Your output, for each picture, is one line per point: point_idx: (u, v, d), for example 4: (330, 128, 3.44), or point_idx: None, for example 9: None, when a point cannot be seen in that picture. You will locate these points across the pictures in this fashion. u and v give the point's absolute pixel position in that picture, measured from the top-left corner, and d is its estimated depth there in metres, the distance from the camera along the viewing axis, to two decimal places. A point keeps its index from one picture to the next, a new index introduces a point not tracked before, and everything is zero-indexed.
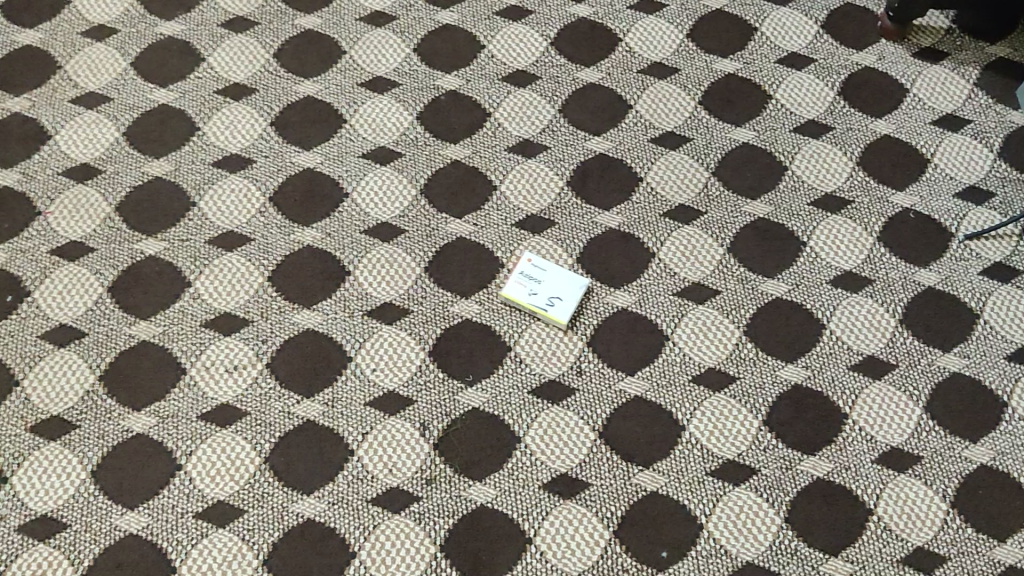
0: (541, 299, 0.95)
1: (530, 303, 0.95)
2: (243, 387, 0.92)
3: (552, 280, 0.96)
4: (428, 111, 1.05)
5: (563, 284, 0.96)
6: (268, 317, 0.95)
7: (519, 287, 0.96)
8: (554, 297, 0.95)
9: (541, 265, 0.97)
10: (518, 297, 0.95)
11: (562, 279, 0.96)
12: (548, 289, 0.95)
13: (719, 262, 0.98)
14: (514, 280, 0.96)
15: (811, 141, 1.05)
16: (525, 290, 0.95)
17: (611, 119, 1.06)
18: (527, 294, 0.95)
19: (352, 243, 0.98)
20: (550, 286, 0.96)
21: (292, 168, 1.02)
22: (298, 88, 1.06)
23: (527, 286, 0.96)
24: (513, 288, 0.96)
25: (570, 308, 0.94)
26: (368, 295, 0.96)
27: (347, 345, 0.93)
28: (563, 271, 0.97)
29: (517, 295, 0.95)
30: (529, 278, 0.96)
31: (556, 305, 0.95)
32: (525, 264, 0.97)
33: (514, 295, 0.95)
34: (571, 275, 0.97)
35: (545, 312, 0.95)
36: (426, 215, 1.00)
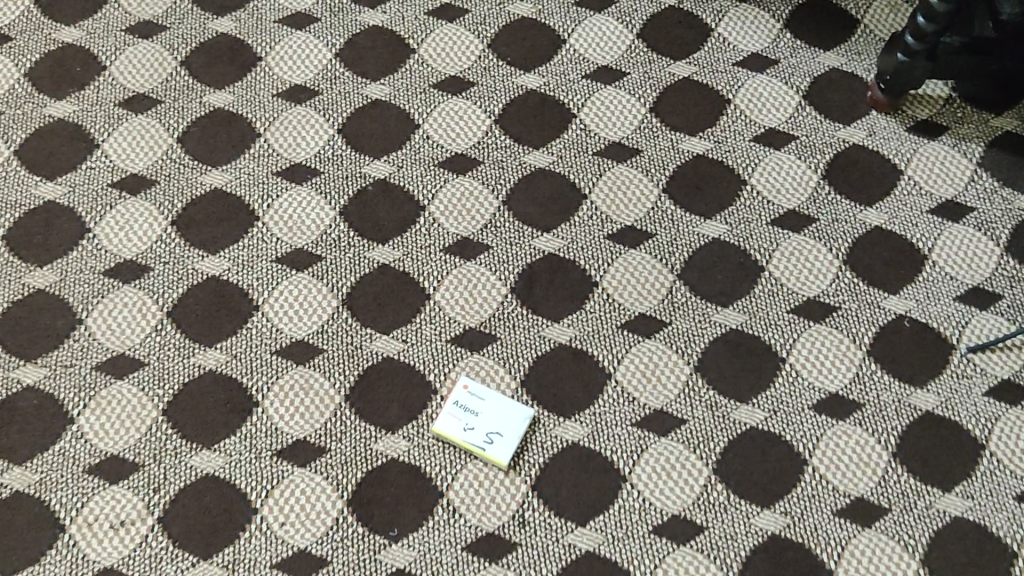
0: (478, 436, 0.82)
1: (465, 441, 0.82)
2: (128, 548, 0.78)
3: (492, 412, 0.83)
4: (354, 205, 0.92)
5: (505, 416, 0.83)
6: (162, 460, 0.82)
7: (453, 421, 0.82)
8: (492, 433, 0.82)
9: (479, 393, 0.84)
10: (451, 434, 0.82)
11: (504, 410, 0.83)
12: (487, 423, 0.82)
13: (686, 384, 0.85)
14: (448, 412, 0.83)
15: (791, 235, 0.92)
16: (460, 424, 0.82)
17: (563, 211, 0.92)
18: (462, 429, 0.82)
19: (261, 366, 0.85)
20: (489, 419, 0.82)
21: (195, 276, 0.89)
22: (205, 178, 0.94)
23: (462, 420, 0.82)
24: (446, 422, 0.82)
25: (512, 448, 0.81)
26: (277, 430, 0.83)
27: (252, 494, 0.80)
28: (505, 399, 0.83)
29: (450, 431, 0.82)
30: (465, 410, 0.83)
31: (495, 443, 0.81)
32: (461, 392, 0.84)
33: (447, 431, 0.82)
34: (515, 405, 0.83)
35: (482, 452, 0.81)
36: (349, 330, 0.87)
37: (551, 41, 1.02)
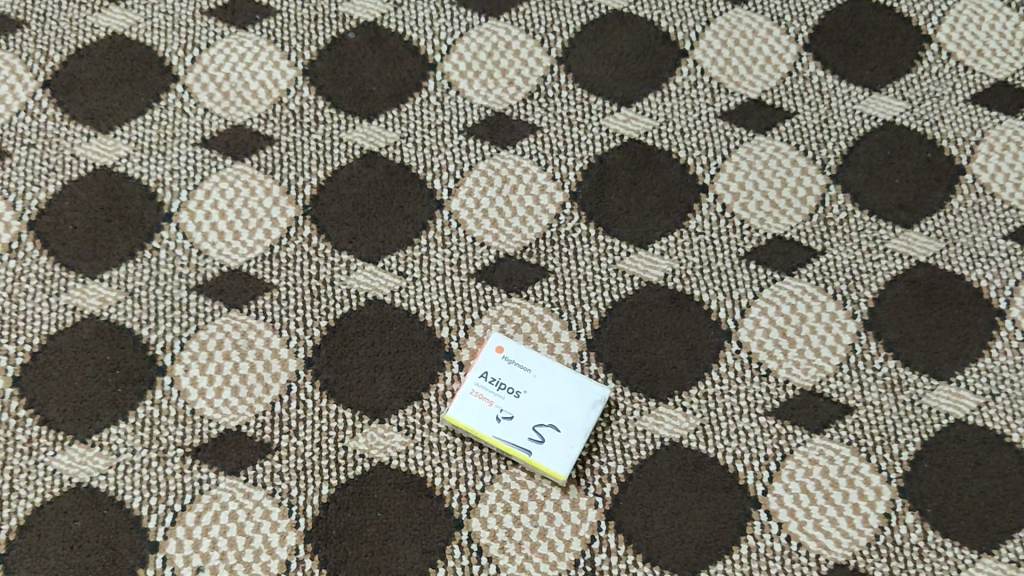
0: (519, 434, 0.50)
1: (497, 439, 0.50)
2: None
3: (543, 393, 0.51)
4: (327, 60, 0.60)
5: (564, 403, 0.51)
6: (6, 461, 0.50)
7: (479, 406, 0.51)
8: (544, 428, 0.50)
9: (523, 361, 0.52)
10: (475, 427, 0.50)
11: (563, 392, 0.51)
12: (535, 414, 0.50)
13: (850, 351, 0.53)
14: (470, 390, 0.51)
15: (1003, 119, 0.59)
16: (491, 413, 0.50)
17: (650, 75, 0.60)
18: (493, 420, 0.50)
19: (172, 310, 0.53)
20: (538, 406, 0.51)
21: (75, 167, 0.57)
22: (99, 19, 0.61)
23: (498, 405, 0.51)
24: (467, 407, 0.51)
25: (575, 456, 0.49)
26: (195, 416, 0.51)
27: (150, 519, 0.49)
28: (566, 374, 0.51)
29: (474, 422, 0.50)
30: (500, 390, 0.51)
31: (547, 446, 0.50)
32: (494, 359, 0.52)
33: (469, 421, 0.50)
34: (581, 382, 0.51)
35: (526, 459, 0.50)
36: (313, 256, 0.55)
37: None
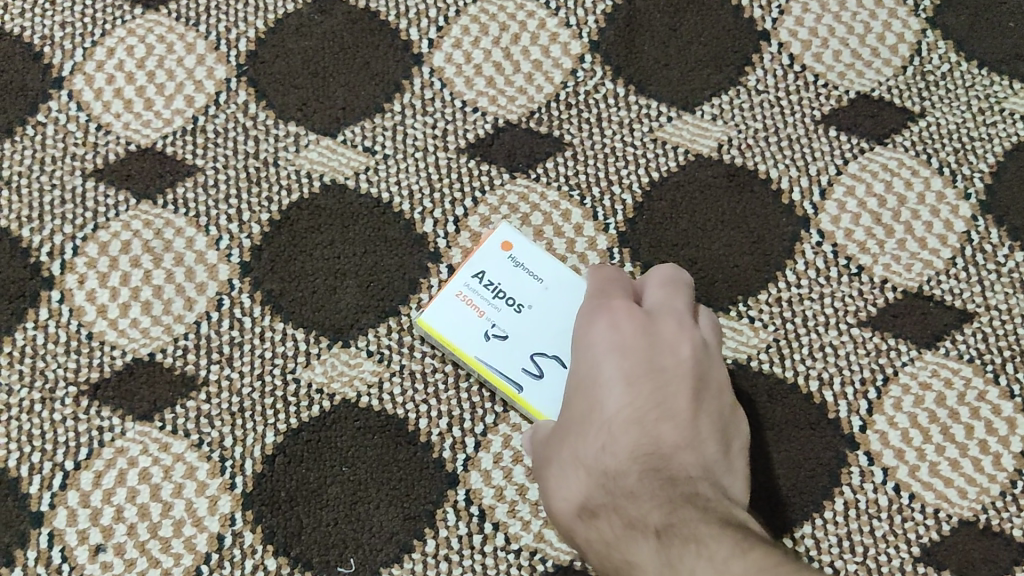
0: (512, 360, 0.35)
1: (482, 364, 0.35)
2: None
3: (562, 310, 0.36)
4: None
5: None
6: None
7: (467, 314, 0.36)
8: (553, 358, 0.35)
9: (532, 266, 0.37)
10: (455, 341, 0.36)
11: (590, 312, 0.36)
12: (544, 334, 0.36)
13: (966, 240, 0.40)
14: (462, 290, 0.36)
15: None
16: (482, 325, 0.36)
17: None
18: (480, 335, 0.36)
19: (60, 204, 0.40)
20: (550, 327, 0.36)
21: None
22: None
23: (489, 318, 0.36)
24: (449, 313, 0.36)
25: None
26: (91, 342, 0.38)
27: (31, 482, 0.36)
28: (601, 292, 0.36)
29: (454, 336, 0.36)
30: (502, 294, 0.36)
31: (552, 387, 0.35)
32: (503, 254, 0.37)
33: (447, 333, 0.36)
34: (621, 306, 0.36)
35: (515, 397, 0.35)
36: (249, 128, 0.41)
37: None
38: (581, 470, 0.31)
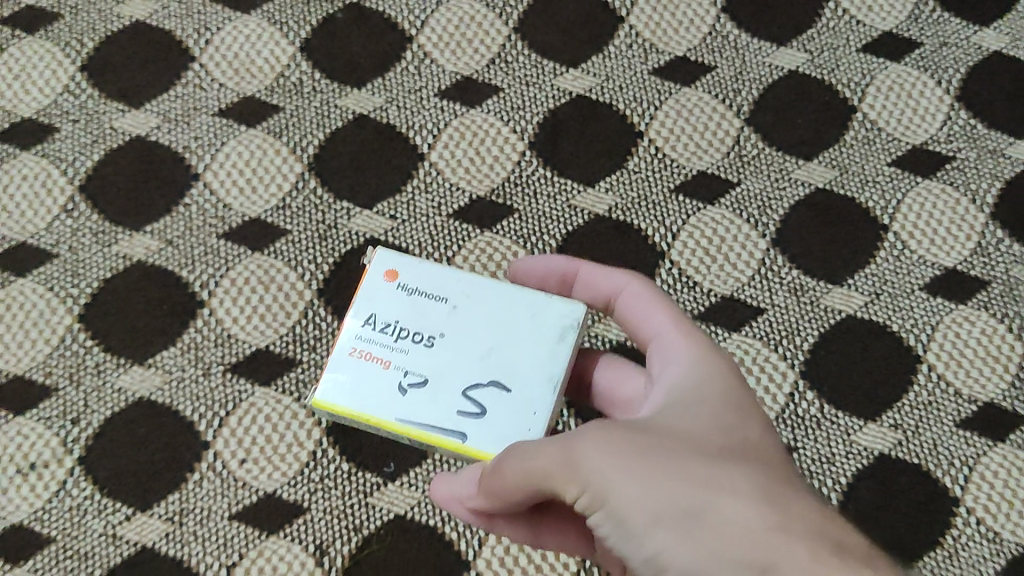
0: (432, 400, 0.49)
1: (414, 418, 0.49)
2: (42, 499, 0.60)
3: (427, 315, 0.51)
4: (320, 38, 0.71)
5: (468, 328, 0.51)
6: (82, 381, 0.62)
7: (361, 368, 0.50)
8: (476, 397, 0.49)
9: (421, 319, 0.51)
10: (350, 404, 0.50)
11: (468, 316, 0.51)
12: (445, 377, 0.49)
13: (762, 263, 0.66)
14: (345, 351, 0.51)
15: (888, 64, 0.72)
16: (398, 385, 0.50)
17: (592, 40, 0.72)
18: (403, 395, 0.50)
19: (205, 254, 0.65)
20: (442, 360, 0.50)
21: (114, 138, 0.68)
22: (123, 9, 0.72)
23: (400, 375, 0.50)
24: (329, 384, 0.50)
25: (526, 415, 0.48)
26: (230, 338, 0.63)
27: (201, 423, 0.61)
28: (457, 275, 0.52)
29: (349, 399, 0.50)
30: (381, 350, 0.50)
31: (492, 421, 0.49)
32: (380, 299, 0.52)
33: (340, 400, 0.50)
34: (483, 316, 0.51)
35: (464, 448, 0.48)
36: (318, 204, 0.66)
37: None
38: (712, 486, 0.39)
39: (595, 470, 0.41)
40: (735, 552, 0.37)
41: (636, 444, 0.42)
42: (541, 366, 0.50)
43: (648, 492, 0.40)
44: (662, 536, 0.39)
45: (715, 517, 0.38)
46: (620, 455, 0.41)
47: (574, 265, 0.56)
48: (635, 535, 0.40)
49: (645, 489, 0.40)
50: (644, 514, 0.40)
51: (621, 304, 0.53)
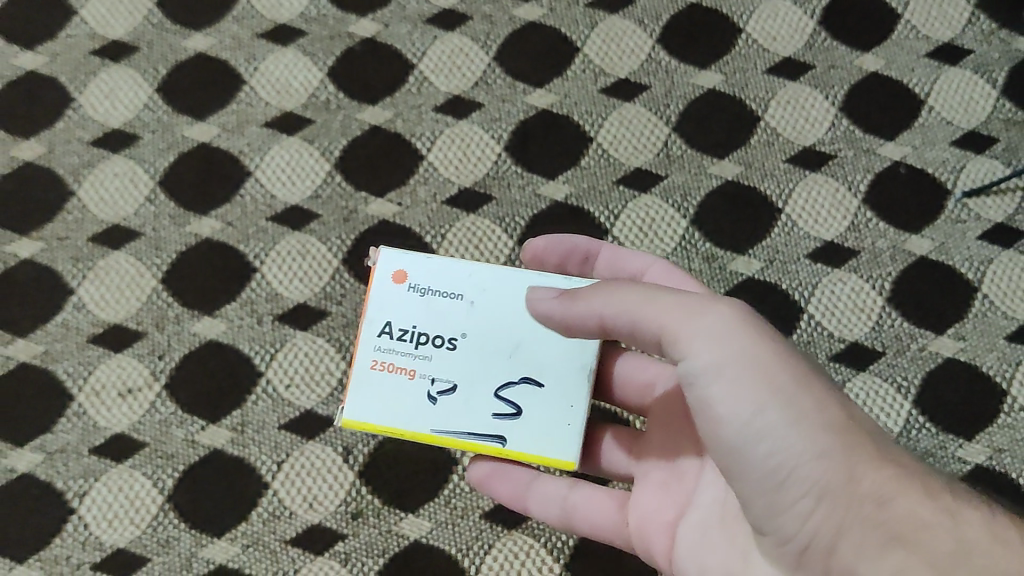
0: (466, 406, 0.64)
1: (454, 424, 0.64)
2: (139, 414, 0.80)
3: (443, 317, 0.65)
4: (341, 64, 0.91)
5: (483, 326, 0.65)
6: (165, 328, 0.82)
7: (391, 382, 0.64)
8: (509, 398, 0.64)
9: (442, 329, 0.64)
10: (388, 421, 0.64)
11: (484, 315, 0.65)
12: (472, 384, 0.64)
13: (682, 237, 0.86)
14: (378, 370, 0.65)
15: (788, 83, 0.91)
16: (434, 397, 0.64)
17: (556, 65, 0.92)
18: (440, 406, 0.64)
19: (257, 232, 0.85)
20: (468, 369, 0.64)
21: (184, 144, 0.88)
22: (188, 43, 0.91)
23: (433, 390, 0.64)
24: (362, 404, 0.65)
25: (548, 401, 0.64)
26: (277, 295, 0.83)
27: (256, 358, 0.81)
28: (468, 278, 0.65)
29: (391, 418, 0.64)
30: (404, 365, 0.64)
31: (523, 419, 0.64)
32: (402, 309, 0.65)
33: (382, 419, 0.64)
34: (500, 319, 0.65)
35: (504, 448, 0.64)
36: (343, 195, 0.87)
37: None
38: (834, 425, 0.51)
39: (742, 371, 0.52)
40: (870, 499, 0.49)
41: (781, 355, 0.53)
42: (560, 364, 0.65)
43: (790, 402, 0.52)
44: (785, 449, 0.51)
45: (847, 461, 0.50)
46: (769, 370, 0.52)
47: (594, 246, 0.76)
48: (757, 436, 0.52)
49: (786, 397, 0.52)
50: (779, 423, 0.51)
51: (651, 276, 0.74)
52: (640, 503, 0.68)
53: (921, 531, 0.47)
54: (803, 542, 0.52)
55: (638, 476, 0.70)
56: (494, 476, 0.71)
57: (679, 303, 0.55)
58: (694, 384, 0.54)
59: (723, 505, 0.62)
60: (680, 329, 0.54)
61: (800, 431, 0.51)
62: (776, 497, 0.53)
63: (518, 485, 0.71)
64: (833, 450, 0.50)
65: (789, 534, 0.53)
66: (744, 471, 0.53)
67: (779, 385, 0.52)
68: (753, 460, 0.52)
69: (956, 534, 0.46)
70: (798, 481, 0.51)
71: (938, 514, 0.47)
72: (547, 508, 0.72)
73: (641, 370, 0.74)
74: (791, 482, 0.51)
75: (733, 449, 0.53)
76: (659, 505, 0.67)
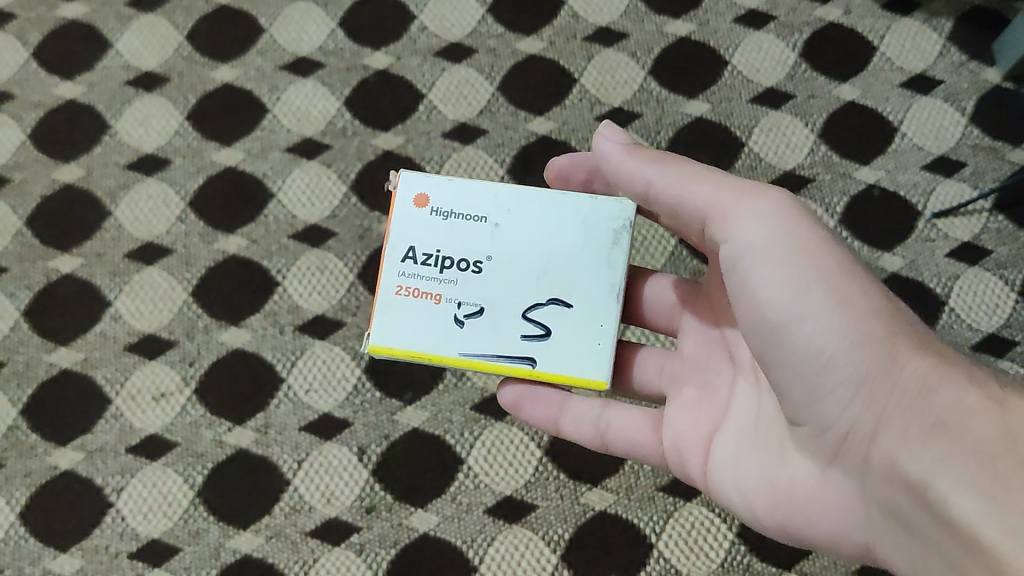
0: (492, 326, 0.65)
1: (480, 345, 0.65)
2: (171, 416, 0.88)
3: (468, 239, 0.66)
4: (357, 94, 0.98)
5: (508, 248, 0.65)
6: (194, 337, 0.90)
7: (417, 306, 0.65)
8: (537, 319, 0.65)
9: (467, 248, 0.65)
10: (410, 344, 0.65)
11: (509, 234, 0.65)
12: (500, 305, 0.65)
13: (671, 253, 0.92)
14: (401, 293, 0.65)
15: (770, 111, 0.98)
16: (459, 317, 0.65)
17: (555, 94, 0.99)
18: (464, 327, 0.65)
19: (279, 248, 0.92)
20: (494, 290, 0.65)
21: (212, 167, 0.95)
22: (216, 75, 0.98)
23: (456, 310, 0.65)
24: (388, 328, 0.65)
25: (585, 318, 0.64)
26: (297, 307, 0.91)
27: (278, 365, 0.89)
28: (494, 197, 0.66)
29: (414, 341, 0.65)
30: (430, 289, 0.65)
31: (553, 341, 0.65)
32: (426, 229, 0.66)
33: (405, 342, 0.65)
34: (527, 236, 0.65)
35: (535, 370, 0.65)
36: (358, 214, 0.94)
37: None
38: (880, 313, 0.53)
39: (788, 254, 0.55)
40: (915, 390, 0.50)
41: (829, 249, 0.55)
42: (590, 282, 0.65)
43: (833, 283, 0.54)
44: (827, 332, 0.53)
45: (888, 352, 0.52)
46: (814, 259, 0.55)
47: (620, 164, 0.79)
48: (797, 319, 0.54)
49: (829, 278, 0.54)
50: (820, 305, 0.53)
51: None
52: (673, 424, 0.68)
53: (964, 419, 0.47)
54: (841, 434, 0.54)
55: (672, 395, 0.70)
56: (525, 399, 0.72)
57: (729, 189, 0.58)
58: (738, 265, 0.57)
59: (758, 416, 0.63)
60: (727, 200, 0.58)
61: (843, 316, 0.53)
62: (813, 385, 0.55)
63: (549, 407, 0.72)
64: (873, 342, 0.52)
65: (826, 426, 0.55)
66: (781, 356, 0.56)
67: (819, 266, 0.54)
68: (791, 341, 0.55)
69: (1003, 420, 0.46)
70: (838, 367, 0.53)
71: (983, 402, 0.47)
72: (580, 428, 0.73)
73: (665, 287, 0.75)
74: (830, 367, 0.53)
75: (773, 333, 0.56)
76: (695, 423, 0.67)
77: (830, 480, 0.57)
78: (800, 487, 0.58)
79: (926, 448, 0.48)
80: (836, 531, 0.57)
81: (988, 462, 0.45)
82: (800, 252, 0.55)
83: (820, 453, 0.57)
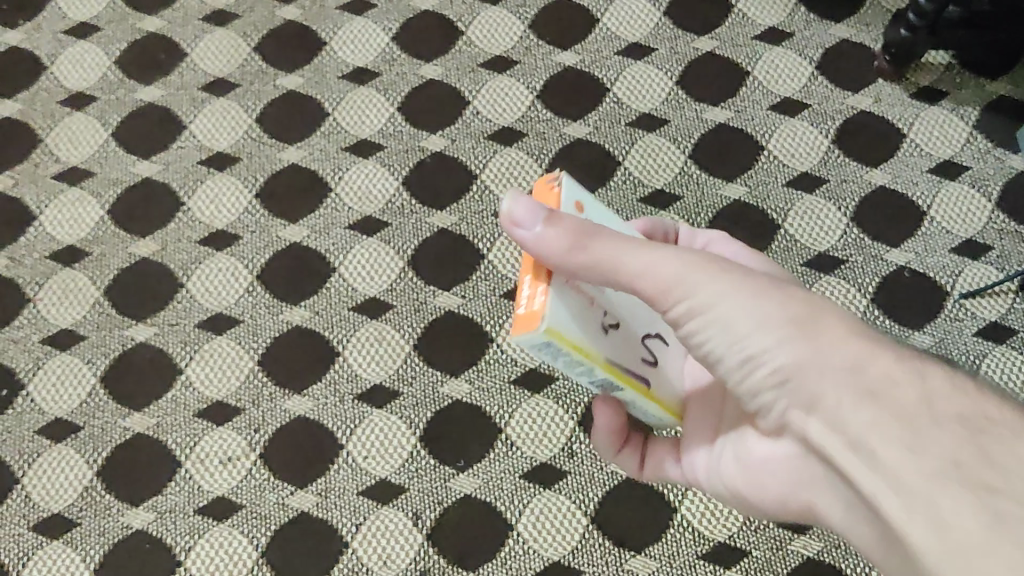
0: (625, 340, 0.67)
1: (621, 355, 0.66)
2: (238, 479, 0.93)
3: None
4: (414, 174, 1.05)
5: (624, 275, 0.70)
6: (260, 404, 0.95)
7: (576, 301, 0.63)
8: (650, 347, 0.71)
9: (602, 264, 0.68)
10: (575, 335, 0.61)
11: None
12: (628, 324, 0.68)
13: None
14: (564, 281, 0.62)
15: (804, 196, 1.04)
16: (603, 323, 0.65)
17: (600, 175, 1.05)
18: (609, 335, 0.65)
19: (340, 320, 0.98)
20: (622, 308, 0.68)
21: (279, 243, 1.01)
22: (283, 155, 1.05)
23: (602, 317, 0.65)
24: (557, 314, 0.60)
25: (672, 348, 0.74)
26: (357, 376, 0.96)
27: (338, 432, 0.94)
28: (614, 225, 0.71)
29: (576, 333, 0.61)
30: (581, 289, 0.64)
31: (658, 369, 0.71)
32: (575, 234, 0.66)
33: (571, 332, 0.60)
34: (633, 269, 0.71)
35: (649, 390, 0.70)
36: (415, 288, 1.00)
37: (585, 20, 1.12)
38: (808, 316, 0.61)
39: (723, 282, 0.62)
40: (844, 365, 0.59)
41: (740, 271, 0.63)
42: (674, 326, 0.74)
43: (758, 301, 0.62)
44: (759, 343, 0.61)
45: (814, 346, 0.60)
46: (735, 288, 0.62)
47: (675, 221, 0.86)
48: (737, 337, 0.62)
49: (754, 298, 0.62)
50: (748, 322, 0.61)
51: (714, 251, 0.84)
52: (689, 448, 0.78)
53: (886, 387, 0.57)
54: (784, 415, 0.64)
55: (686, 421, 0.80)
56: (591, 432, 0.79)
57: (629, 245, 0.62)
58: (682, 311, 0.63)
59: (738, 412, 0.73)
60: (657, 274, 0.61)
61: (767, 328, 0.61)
62: (758, 382, 0.63)
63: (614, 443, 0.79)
64: (803, 340, 0.60)
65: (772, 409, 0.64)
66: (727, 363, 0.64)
67: (739, 291, 0.62)
68: (732, 353, 0.63)
69: (920, 387, 0.56)
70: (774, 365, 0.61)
71: (906, 373, 0.57)
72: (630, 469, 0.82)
73: None
74: (766, 367, 0.62)
75: (719, 351, 0.64)
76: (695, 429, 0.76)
77: (783, 447, 0.67)
78: (760, 456, 0.70)
79: (855, 415, 0.57)
80: (790, 493, 0.68)
81: (907, 421, 0.55)
82: (737, 281, 0.62)
83: (773, 431, 0.68)
